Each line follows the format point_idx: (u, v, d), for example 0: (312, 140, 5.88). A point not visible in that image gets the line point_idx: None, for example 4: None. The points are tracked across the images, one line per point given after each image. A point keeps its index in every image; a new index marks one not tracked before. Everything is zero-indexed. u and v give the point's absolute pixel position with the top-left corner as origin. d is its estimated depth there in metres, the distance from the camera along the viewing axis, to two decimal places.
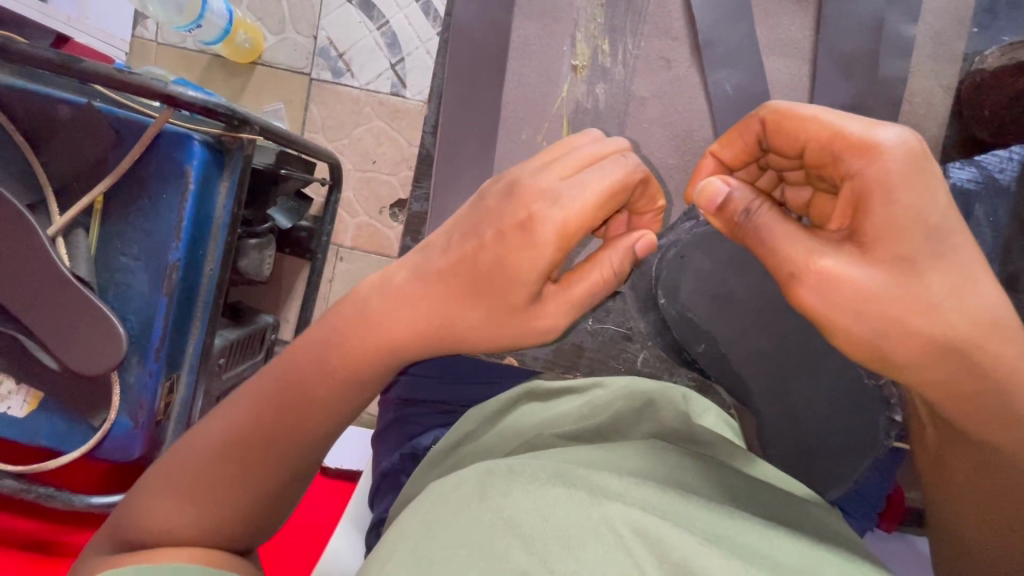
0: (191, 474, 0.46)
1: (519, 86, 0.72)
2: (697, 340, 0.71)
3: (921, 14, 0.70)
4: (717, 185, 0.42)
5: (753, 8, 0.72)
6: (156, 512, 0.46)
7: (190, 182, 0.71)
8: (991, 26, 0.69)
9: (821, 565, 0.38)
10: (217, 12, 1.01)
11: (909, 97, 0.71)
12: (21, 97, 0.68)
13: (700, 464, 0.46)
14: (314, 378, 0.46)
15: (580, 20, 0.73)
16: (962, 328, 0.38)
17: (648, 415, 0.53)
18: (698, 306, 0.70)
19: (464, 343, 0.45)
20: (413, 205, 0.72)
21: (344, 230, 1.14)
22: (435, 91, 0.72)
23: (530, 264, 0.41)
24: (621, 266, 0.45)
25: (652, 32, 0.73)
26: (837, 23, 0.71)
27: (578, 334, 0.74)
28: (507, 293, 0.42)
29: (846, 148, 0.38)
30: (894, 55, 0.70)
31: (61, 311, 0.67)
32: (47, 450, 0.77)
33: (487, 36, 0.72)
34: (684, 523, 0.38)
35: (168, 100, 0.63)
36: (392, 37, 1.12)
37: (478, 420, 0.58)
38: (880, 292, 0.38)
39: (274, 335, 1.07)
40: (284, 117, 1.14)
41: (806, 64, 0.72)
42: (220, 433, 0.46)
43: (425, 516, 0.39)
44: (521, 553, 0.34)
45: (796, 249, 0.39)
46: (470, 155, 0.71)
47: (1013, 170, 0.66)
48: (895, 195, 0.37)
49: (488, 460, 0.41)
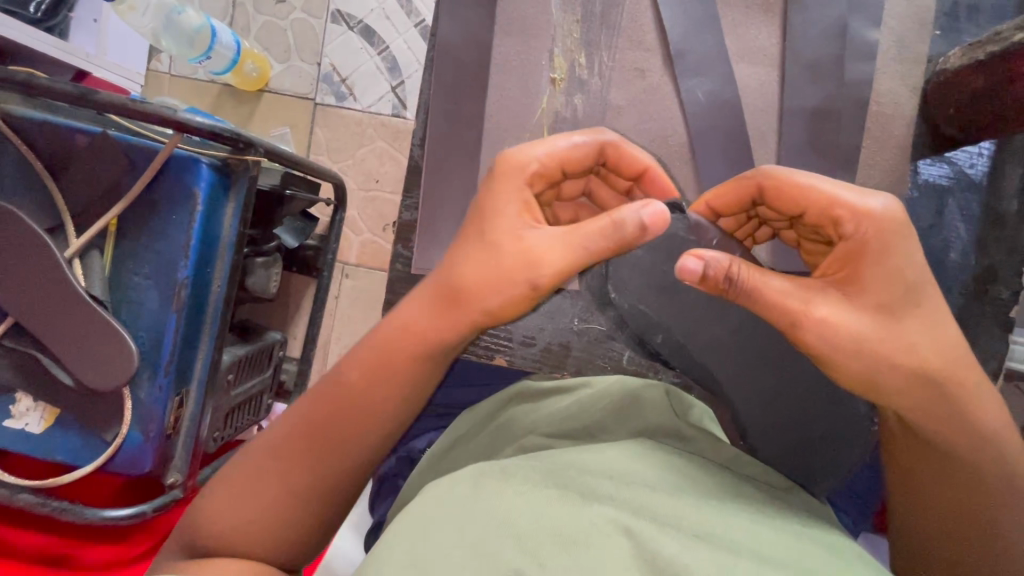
0: (247, 477, 0.49)
1: (503, 97, 0.75)
2: (654, 331, 0.71)
3: (884, 19, 0.73)
4: (693, 264, 0.46)
5: (721, 20, 0.76)
6: (219, 522, 0.49)
7: (198, 204, 0.74)
8: (955, 28, 0.72)
9: (806, 552, 0.39)
10: (226, 44, 1.06)
11: (875, 98, 0.73)
12: (43, 127, 0.72)
13: (692, 464, 0.46)
14: (360, 385, 0.49)
15: (558, 35, 0.76)
16: (937, 359, 0.44)
17: (635, 414, 0.53)
18: (647, 299, 0.71)
19: (467, 301, 0.49)
20: (402, 214, 0.74)
21: (349, 248, 1.17)
22: (422, 105, 0.74)
23: (507, 197, 0.51)
24: (632, 236, 0.48)
25: (626, 44, 0.76)
26: (801, 34, 0.75)
27: (564, 333, 0.73)
28: (487, 223, 0.51)
29: (845, 213, 0.46)
30: (861, 59, 0.73)
31: (77, 330, 0.69)
32: (63, 464, 0.79)
33: (470, 54, 0.75)
34: (672, 521, 0.39)
35: (178, 126, 0.66)
36: (393, 61, 1.17)
37: (473, 423, 0.59)
38: (852, 342, 0.44)
39: (282, 352, 1.09)
40: (289, 141, 1.18)
41: (777, 72, 0.75)
42: (279, 435, 0.50)
43: (422, 516, 0.39)
44: (512, 550, 0.35)
45: (793, 303, 0.44)
46: (458, 166, 0.74)
47: (982, 164, 0.70)
48: (888, 250, 0.44)
49: (483, 462, 0.42)
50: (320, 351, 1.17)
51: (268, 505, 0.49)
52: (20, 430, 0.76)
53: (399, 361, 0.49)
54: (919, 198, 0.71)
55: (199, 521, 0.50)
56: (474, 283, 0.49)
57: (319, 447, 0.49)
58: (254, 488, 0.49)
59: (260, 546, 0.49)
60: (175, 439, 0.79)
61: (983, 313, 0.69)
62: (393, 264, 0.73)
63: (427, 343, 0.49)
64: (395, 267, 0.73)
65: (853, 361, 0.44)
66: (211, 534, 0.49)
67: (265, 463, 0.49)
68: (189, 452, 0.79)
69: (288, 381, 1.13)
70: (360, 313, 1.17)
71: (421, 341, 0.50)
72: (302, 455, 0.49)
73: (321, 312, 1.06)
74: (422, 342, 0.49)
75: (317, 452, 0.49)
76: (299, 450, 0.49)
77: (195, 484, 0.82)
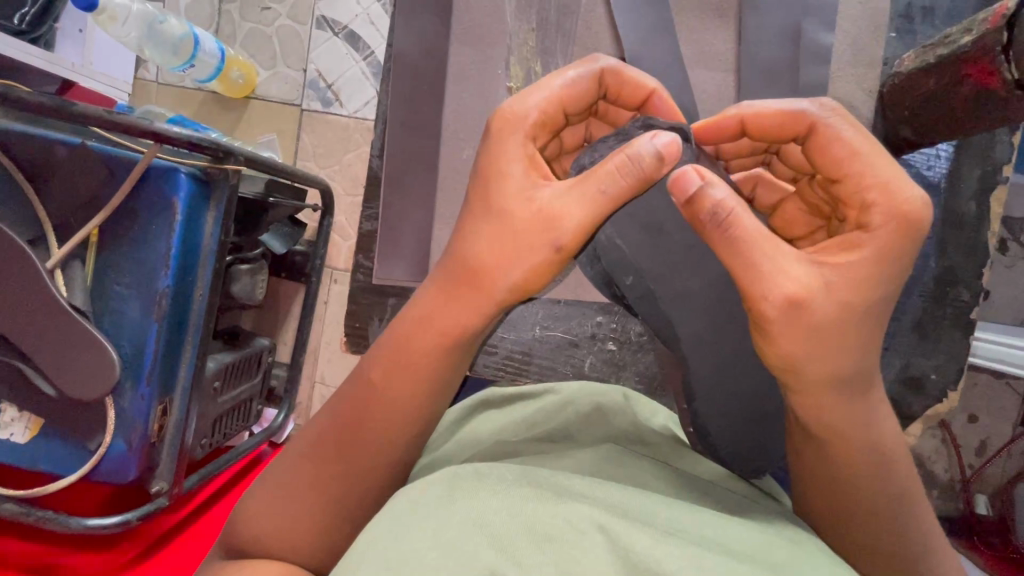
0: (284, 483, 0.50)
1: (459, 105, 0.82)
2: (625, 270, 0.63)
3: (839, 24, 0.80)
4: (693, 177, 0.46)
5: (678, 29, 0.82)
6: (262, 530, 0.49)
7: (177, 214, 0.74)
8: (911, 31, 0.78)
9: (773, 549, 0.39)
10: (209, 52, 1.07)
11: (834, 101, 0.79)
12: (23, 139, 0.72)
13: (658, 467, 0.46)
14: (382, 382, 0.49)
15: (513, 44, 0.83)
16: (853, 363, 0.46)
17: (598, 422, 0.54)
18: (626, 233, 0.62)
19: (489, 285, 0.47)
20: (364, 225, 0.84)
21: (337, 253, 1.17)
22: (382, 115, 0.83)
23: (511, 156, 0.47)
24: (634, 158, 0.44)
25: (580, 52, 0.82)
26: (761, 38, 0.80)
27: (527, 341, 0.82)
28: (494, 195, 0.47)
29: (879, 200, 0.46)
30: (817, 63, 0.79)
31: (58, 340, 0.70)
32: (48, 474, 0.80)
33: (424, 63, 0.82)
34: (645, 518, 0.39)
35: (154, 136, 0.66)
36: (377, 66, 1.17)
37: (438, 430, 0.59)
38: (808, 330, 0.44)
39: (270, 358, 1.10)
40: (276, 148, 1.19)
41: (734, 76, 0.81)
42: (306, 435, 0.51)
43: (396, 518, 0.39)
44: (489, 551, 0.35)
45: (767, 266, 0.44)
46: (415, 175, 0.82)
47: (940, 166, 0.77)
48: (895, 252, 0.45)
49: (455, 465, 0.42)
50: (310, 357, 1.18)
51: (304, 510, 0.49)
52: (7, 439, 0.77)
53: (424, 353, 0.48)
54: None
55: (242, 523, 0.51)
56: (495, 266, 0.46)
57: (346, 435, 0.50)
58: (291, 493, 0.50)
59: (297, 552, 0.49)
60: (160, 447, 0.79)
61: (923, 300, 0.78)
62: (357, 273, 0.83)
63: (448, 333, 0.48)
64: (359, 277, 0.84)
65: (801, 341, 0.44)
66: (254, 543, 0.49)
67: (300, 468, 0.50)
68: (175, 460, 0.80)
69: (278, 387, 1.14)
70: None
71: (454, 335, 0.48)
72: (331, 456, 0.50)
73: (310, 318, 1.06)
74: (455, 334, 0.48)
75: (339, 446, 0.50)
76: (326, 450, 0.50)
77: (181, 491, 0.82)
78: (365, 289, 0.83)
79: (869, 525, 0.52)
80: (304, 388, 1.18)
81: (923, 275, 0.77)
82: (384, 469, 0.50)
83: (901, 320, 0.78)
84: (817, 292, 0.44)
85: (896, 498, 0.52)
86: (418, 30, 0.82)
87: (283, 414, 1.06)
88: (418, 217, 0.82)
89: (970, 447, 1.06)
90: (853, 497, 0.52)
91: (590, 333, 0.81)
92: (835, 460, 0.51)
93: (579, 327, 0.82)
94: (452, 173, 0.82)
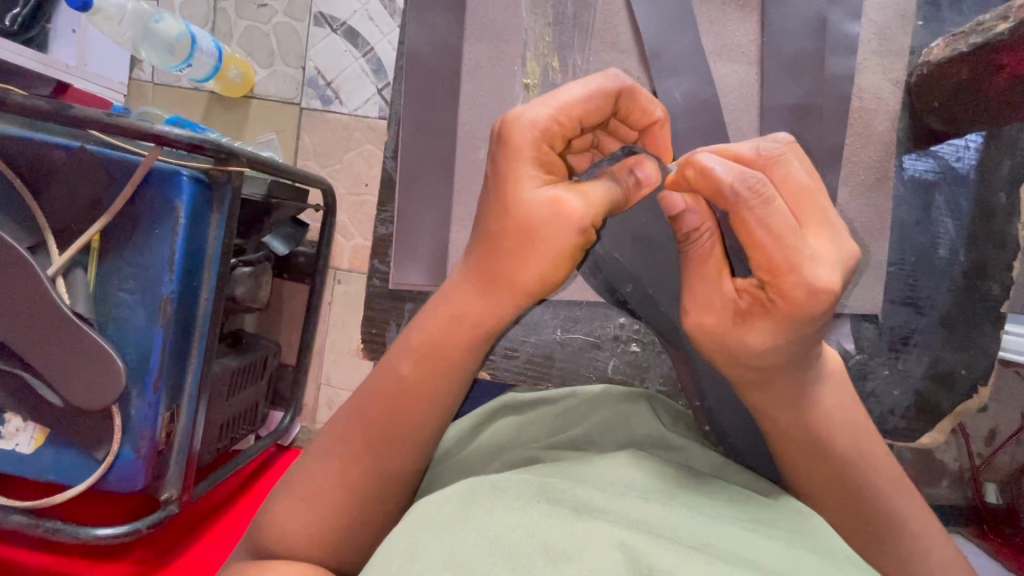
0: (307, 485, 0.49)
1: (473, 103, 0.81)
2: (624, 280, 0.69)
3: (863, 12, 0.78)
4: (676, 201, 0.47)
5: (697, 18, 0.80)
6: (287, 534, 0.48)
7: (180, 217, 0.73)
8: (938, 18, 0.77)
9: (801, 562, 0.38)
10: (207, 51, 1.06)
11: (858, 93, 0.78)
12: (21, 145, 0.71)
13: (682, 472, 0.45)
14: (415, 376, 0.48)
15: (529, 39, 0.81)
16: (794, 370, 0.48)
17: (620, 425, 0.53)
18: (621, 248, 0.68)
19: (515, 279, 0.45)
20: (379, 228, 0.82)
21: (340, 253, 1.16)
22: (395, 117, 0.81)
23: (526, 161, 0.44)
24: (625, 179, 0.47)
25: (600, 46, 0.81)
26: (776, 28, 0.79)
27: (547, 344, 0.81)
28: (513, 195, 0.44)
29: (778, 278, 0.41)
30: (838, 52, 0.78)
31: (61, 349, 0.68)
32: (55, 483, 0.79)
33: (439, 60, 0.81)
34: (667, 533, 0.38)
35: (156, 139, 0.65)
36: (378, 63, 1.15)
37: (458, 435, 0.58)
38: (733, 353, 0.47)
39: (277, 361, 1.08)
40: (277, 147, 1.17)
41: (756, 68, 0.80)
42: (328, 437, 0.50)
43: (412, 536, 0.38)
44: (505, 570, 0.34)
45: (694, 291, 0.47)
46: (429, 172, 0.81)
47: (970, 157, 0.76)
48: (794, 315, 0.42)
49: (472, 478, 0.41)
50: (317, 359, 1.17)
51: (324, 512, 0.48)
52: (12, 449, 0.76)
53: (449, 348, 0.48)
54: (903, 193, 0.78)
55: (264, 525, 0.50)
56: (519, 261, 0.44)
57: (374, 435, 0.49)
58: (316, 490, 0.49)
59: (321, 550, 0.49)
60: (167, 455, 0.78)
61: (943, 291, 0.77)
62: (372, 278, 0.82)
63: (480, 326, 0.47)
64: (374, 282, 0.83)
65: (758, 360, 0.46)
66: (280, 541, 0.48)
67: (322, 471, 0.49)
68: (183, 468, 0.79)
69: (285, 390, 1.14)
70: (354, 319, 1.16)
71: (477, 331, 0.47)
72: (357, 454, 0.49)
73: (315, 319, 1.05)
74: (479, 332, 0.48)
75: (366, 444, 0.49)
76: (350, 441, 0.49)
77: (190, 498, 0.81)
78: (380, 293, 0.82)
79: (862, 517, 0.52)
80: (311, 391, 1.17)
81: (943, 267, 0.77)
82: (401, 472, 0.50)
83: (919, 312, 0.77)
84: (727, 326, 0.46)
85: (866, 489, 0.52)
86: (431, 27, 0.81)
87: (290, 418, 1.05)
88: (432, 217, 0.80)
89: (980, 436, 1.05)
90: (817, 489, 0.53)
91: (613, 335, 0.81)
92: (822, 451, 0.52)
93: (601, 329, 0.81)
94: (460, 171, 0.81)
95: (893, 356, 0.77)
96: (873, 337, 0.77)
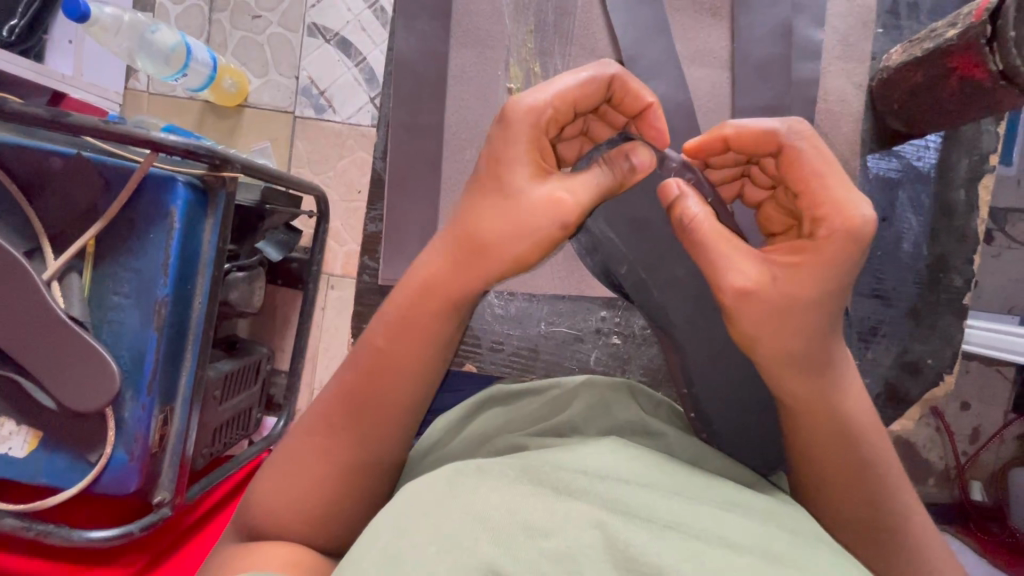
0: (292, 465, 0.50)
1: (460, 107, 0.83)
2: (618, 262, 0.68)
3: (828, 20, 0.81)
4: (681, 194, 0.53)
5: (673, 26, 0.83)
6: (277, 524, 0.50)
7: (175, 221, 0.74)
8: (898, 26, 0.80)
9: (773, 540, 0.39)
10: (201, 61, 1.08)
11: (824, 96, 0.81)
12: (18, 152, 0.72)
13: (664, 459, 0.47)
14: (395, 349, 0.49)
15: (513, 45, 0.84)
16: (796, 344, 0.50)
17: (603, 411, 0.54)
18: (615, 228, 0.67)
19: (493, 254, 0.48)
20: (368, 227, 0.83)
21: (333, 259, 1.17)
22: (384, 118, 0.82)
23: (519, 145, 0.48)
24: (615, 160, 0.51)
25: (579, 52, 0.83)
26: (751, 36, 0.82)
27: (531, 337, 0.82)
28: (504, 177, 0.48)
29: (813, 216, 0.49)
30: (807, 58, 0.81)
31: (55, 351, 0.69)
32: (48, 487, 0.79)
33: (426, 66, 0.83)
34: (644, 512, 0.39)
35: (152, 145, 0.66)
36: (370, 73, 1.18)
37: (447, 427, 0.59)
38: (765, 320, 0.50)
39: (270, 366, 1.09)
40: (270, 155, 1.18)
41: (728, 73, 0.83)
42: (313, 413, 0.51)
43: (398, 516, 0.39)
44: (488, 545, 0.35)
45: (719, 263, 0.50)
46: (419, 176, 0.82)
47: (929, 156, 0.79)
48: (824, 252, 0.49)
49: (458, 461, 0.43)
50: (310, 364, 1.18)
51: (309, 496, 0.50)
52: (5, 453, 0.76)
53: (428, 323, 0.49)
54: (870, 190, 0.79)
55: (251, 507, 0.51)
56: (500, 238, 0.47)
57: (358, 411, 0.50)
58: (302, 471, 0.50)
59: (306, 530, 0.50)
60: (161, 457, 0.79)
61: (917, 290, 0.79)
62: (362, 275, 0.83)
63: (456, 301, 0.49)
64: (364, 279, 0.83)
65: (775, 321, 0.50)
66: (265, 520, 0.50)
67: (307, 451, 0.50)
68: (175, 470, 0.79)
69: (278, 395, 1.14)
70: (347, 323, 1.17)
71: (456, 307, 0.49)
72: (342, 430, 0.50)
73: (309, 323, 1.05)
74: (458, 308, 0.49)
75: (350, 422, 0.50)
76: (336, 417, 0.50)
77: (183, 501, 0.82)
78: (371, 292, 0.83)
79: (845, 502, 0.54)
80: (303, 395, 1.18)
81: (910, 261, 0.79)
82: (385, 459, 0.51)
83: (893, 306, 0.79)
84: (756, 286, 0.49)
85: (846, 475, 0.53)
86: (419, 34, 0.83)
87: (283, 421, 1.05)
88: (422, 222, 0.82)
89: (964, 434, 1.07)
90: (799, 468, 0.55)
91: (595, 327, 0.82)
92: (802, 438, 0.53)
93: (583, 322, 0.83)
94: (450, 176, 0.83)
95: (863, 345, 0.79)
96: (849, 331, 0.79)
